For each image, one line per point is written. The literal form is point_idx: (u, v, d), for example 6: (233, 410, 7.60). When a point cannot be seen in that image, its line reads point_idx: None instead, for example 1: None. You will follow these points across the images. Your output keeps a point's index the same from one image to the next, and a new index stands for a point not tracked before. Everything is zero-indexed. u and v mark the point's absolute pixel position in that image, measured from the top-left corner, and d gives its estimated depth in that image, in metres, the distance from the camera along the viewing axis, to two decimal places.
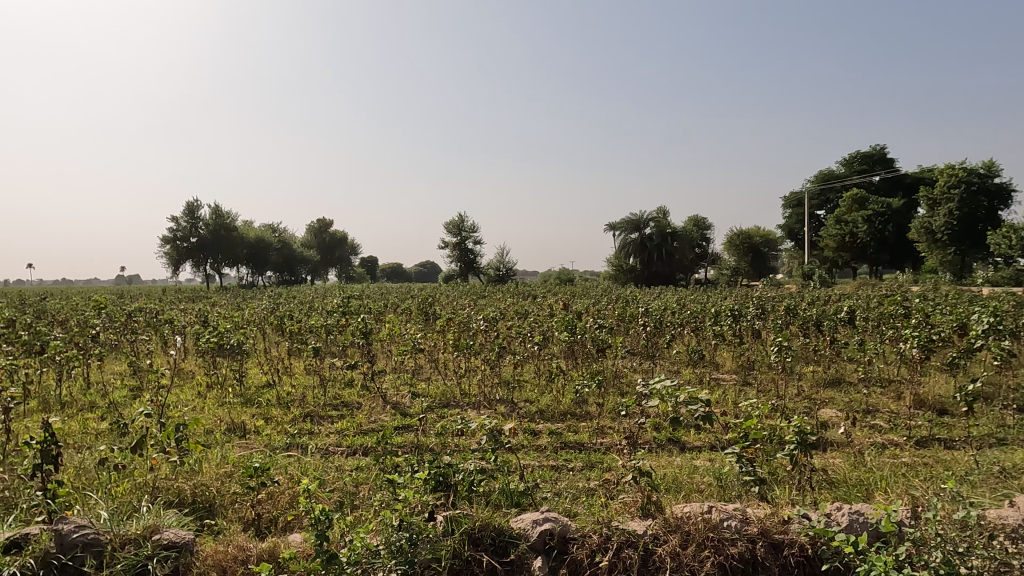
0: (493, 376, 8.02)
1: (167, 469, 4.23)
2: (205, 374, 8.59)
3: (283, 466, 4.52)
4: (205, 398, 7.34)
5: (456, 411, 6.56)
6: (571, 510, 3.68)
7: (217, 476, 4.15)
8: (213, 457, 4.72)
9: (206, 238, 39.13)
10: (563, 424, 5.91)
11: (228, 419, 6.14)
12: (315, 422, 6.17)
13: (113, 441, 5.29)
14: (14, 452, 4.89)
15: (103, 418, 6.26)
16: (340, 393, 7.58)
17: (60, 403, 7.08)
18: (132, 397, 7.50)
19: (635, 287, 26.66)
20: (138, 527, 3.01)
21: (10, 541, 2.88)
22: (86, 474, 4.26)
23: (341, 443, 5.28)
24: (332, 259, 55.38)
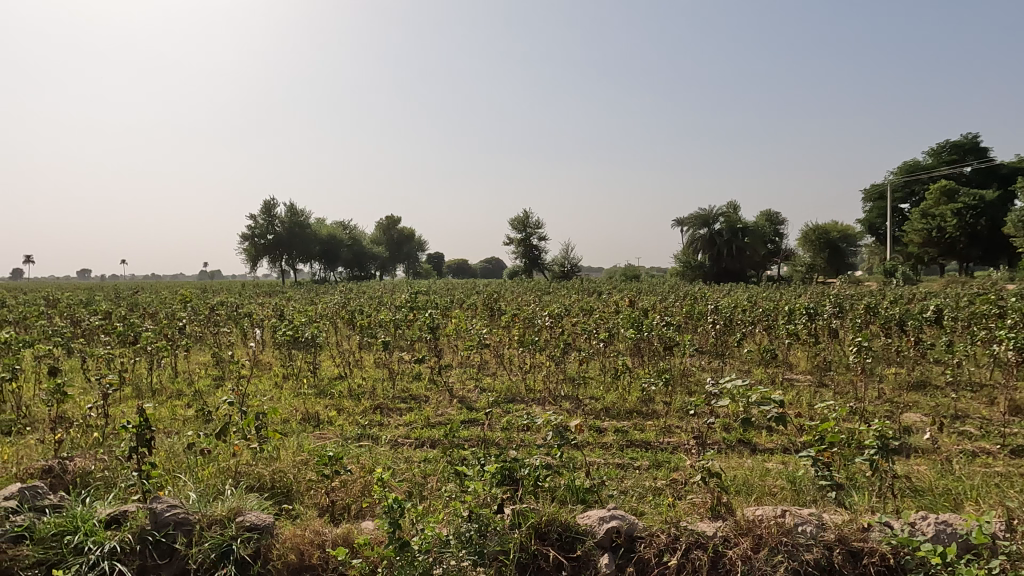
0: (558, 372, 8.03)
1: (248, 455, 4.48)
2: (282, 365, 8.99)
3: (356, 455, 4.68)
4: (281, 388, 7.70)
5: (522, 407, 6.60)
6: (638, 508, 3.65)
7: (294, 463, 4.34)
8: (291, 445, 4.95)
9: (282, 234, 40.79)
10: (630, 422, 5.86)
11: (303, 409, 6.41)
12: (384, 414, 6.37)
13: (198, 427, 5.63)
14: (113, 435, 5.28)
15: (189, 405, 6.66)
16: (408, 386, 7.76)
17: (152, 390, 7.56)
18: (216, 385, 7.94)
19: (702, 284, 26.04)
20: (224, 508, 3.18)
21: (111, 517, 3.10)
22: (175, 457, 4.55)
23: (410, 435, 5.41)
24: (400, 256, 56.63)
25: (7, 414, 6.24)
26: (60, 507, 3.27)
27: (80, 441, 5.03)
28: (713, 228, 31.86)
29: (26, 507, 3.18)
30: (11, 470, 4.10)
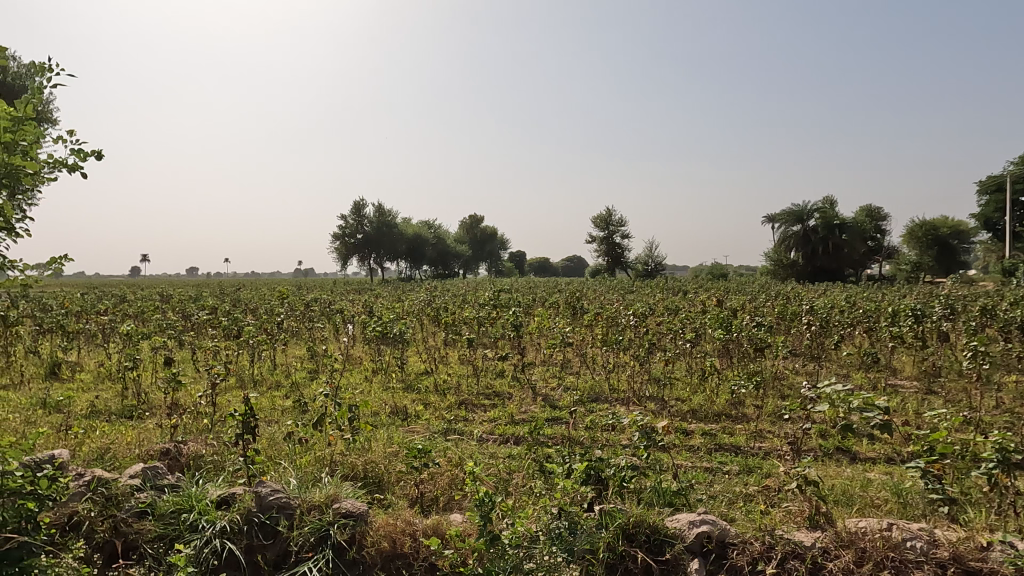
0: (643, 372, 7.90)
1: (342, 445, 4.69)
2: (371, 360, 9.34)
3: (443, 449, 4.80)
4: (372, 382, 8.00)
5: (606, 406, 6.55)
6: (728, 514, 3.54)
7: (385, 454, 4.50)
8: (381, 437, 5.13)
9: (370, 234, 42.28)
10: (718, 425, 5.70)
11: (392, 403, 6.63)
12: (469, 410, 6.48)
13: (296, 417, 5.94)
14: (220, 422, 5.66)
15: (288, 395, 7.04)
16: (492, 383, 7.87)
17: (253, 381, 8.04)
18: (311, 378, 8.34)
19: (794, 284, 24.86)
20: (322, 495, 3.34)
21: (221, 498, 3.32)
22: (276, 444, 4.83)
23: (494, 431, 5.48)
24: (483, 254, 57.43)
25: (129, 400, 6.81)
26: (178, 486, 3.54)
27: (192, 427, 5.43)
28: (807, 225, 30.38)
29: (148, 485, 3.46)
30: (134, 451, 4.48)
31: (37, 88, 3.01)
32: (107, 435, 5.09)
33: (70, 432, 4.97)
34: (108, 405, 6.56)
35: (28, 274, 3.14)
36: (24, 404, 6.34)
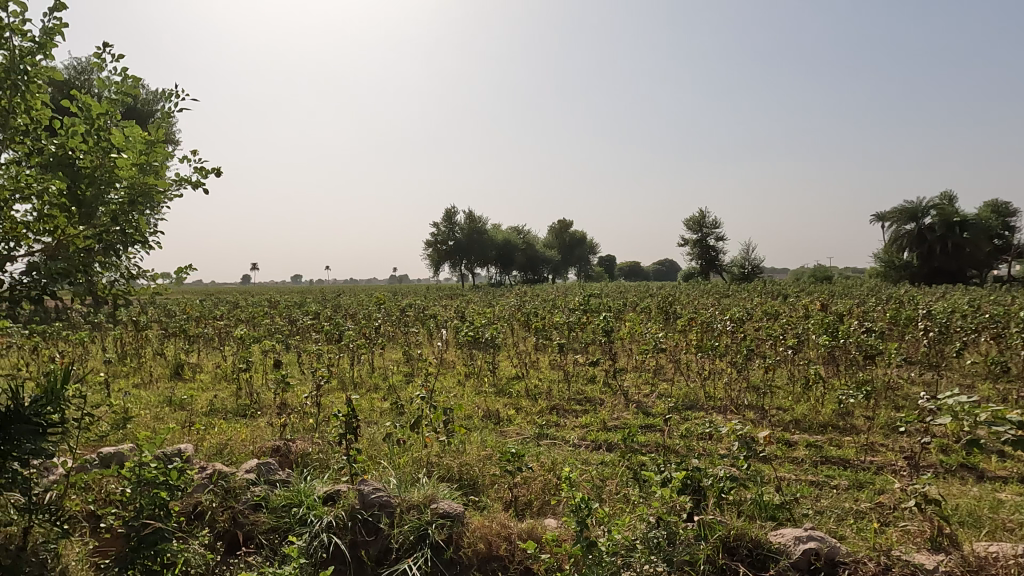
0: (740, 379, 7.61)
1: (438, 448, 4.82)
2: (464, 364, 9.53)
3: (536, 453, 4.82)
4: (464, 386, 8.17)
5: (702, 414, 6.36)
6: (837, 531, 3.35)
7: (479, 457, 4.58)
8: (475, 440, 5.23)
9: (462, 240, 43.21)
10: (824, 436, 5.40)
11: (485, 407, 6.74)
12: (560, 415, 6.48)
13: (394, 418, 6.16)
14: (324, 422, 5.96)
15: (386, 397, 7.32)
16: (584, 389, 7.83)
17: (354, 383, 8.41)
18: (407, 381, 8.62)
19: (907, 287, 23.16)
20: (420, 495, 3.45)
21: (327, 494, 3.50)
22: (377, 444, 5.03)
23: (587, 437, 5.45)
24: (572, 259, 57.22)
25: (243, 399, 7.30)
26: (288, 482, 3.76)
27: (299, 425, 5.75)
28: (922, 223, 28.24)
29: (262, 479, 3.71)
30: (249, 447, 4.80)
31: (166, 113, 3.32)
32: (225, 432, 5.48)
33: (193, 428, 5.40)
34: (224, 403, 7.06)
35: (157, 283, 3.46)
36: (154, 402, 6.95)
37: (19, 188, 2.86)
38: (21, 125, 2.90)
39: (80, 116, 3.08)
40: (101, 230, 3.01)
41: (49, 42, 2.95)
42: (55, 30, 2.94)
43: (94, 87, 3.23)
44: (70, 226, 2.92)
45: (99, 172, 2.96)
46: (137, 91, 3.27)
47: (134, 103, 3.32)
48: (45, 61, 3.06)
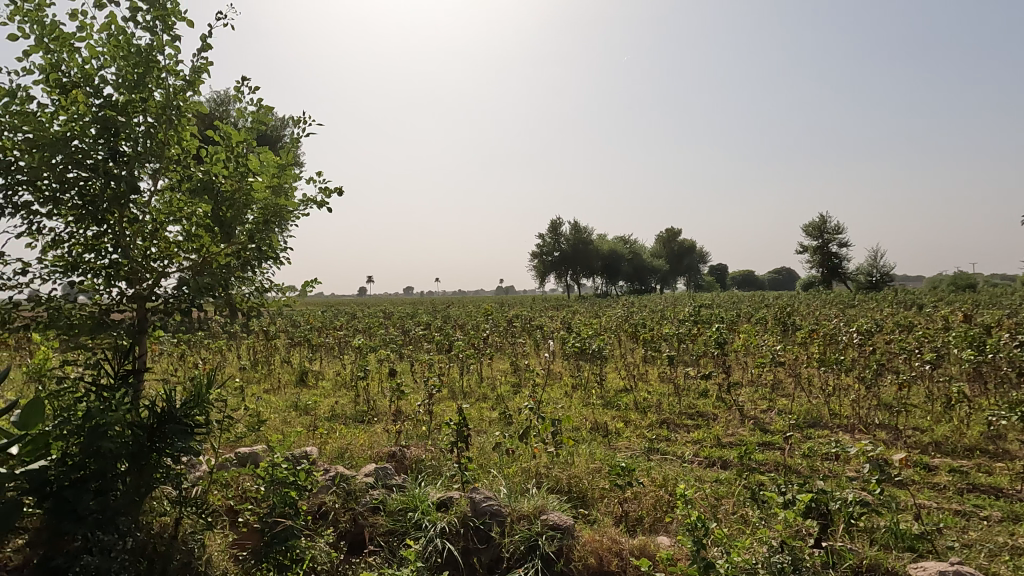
0: (870, 397, 7.06)
1: (546, 459, 4.84)
2: (571, 375, 9.51)
3: (647, 468, 4.72)
4: (572, 397, 8.14)
5: (826, 433, 5.96)
6: (989, 568, 3.01)
7: (588, 470, 4.54)
8: (584, 452, 5.19)
9: (567, 251, 43.28)
10: (971, 461, 4.89)
11: (593, 419, 6.68)
12: (671, 429, 6.30)
13: (503, 428, 6.25)
14: (437, 430, 6.15)
15: (494, 407, 7.44)
16: (695, 403, 7.56)
17: (463, 392, 8.62)
18: (515, 391, 8.72)
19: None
20: (530, 506, 3.48)
21: (440, 500, 3.60)
22: (487, 453, 5.12)
23: (700, 454, 5.27)
24: (681, 269, 55.62)
25: (360, 406, 7.68)
26: (404, 487, 3.90)
27: (413, 432, 5.97)
28: None
29: (380, 483, 3.88)
30: (368, 452, 5.04)
31: (294, 138, 3.57)
32: (345, 436, 5.79)
33: (318, 432, 5.74)
34: (344, 409, 7.46)
35: (287, 295, 3.69)
36: (282, 406, 7.46)
37: (172, 212, 3.22)
38: (174, 155, 3.23)
39: (223, 145, 3.39)
40: (240, 247, 3.29)
41: (198, 80, 3.27)
42: (203, 68, 3.25)
43: (233, 117, 3.54)
44: (213, 245, 3.22)
45: (237, 194, 3.26)
46: (269, 119, 3.54)
47: (267, 131, 3.60)
48: (194, 96, 3.40)
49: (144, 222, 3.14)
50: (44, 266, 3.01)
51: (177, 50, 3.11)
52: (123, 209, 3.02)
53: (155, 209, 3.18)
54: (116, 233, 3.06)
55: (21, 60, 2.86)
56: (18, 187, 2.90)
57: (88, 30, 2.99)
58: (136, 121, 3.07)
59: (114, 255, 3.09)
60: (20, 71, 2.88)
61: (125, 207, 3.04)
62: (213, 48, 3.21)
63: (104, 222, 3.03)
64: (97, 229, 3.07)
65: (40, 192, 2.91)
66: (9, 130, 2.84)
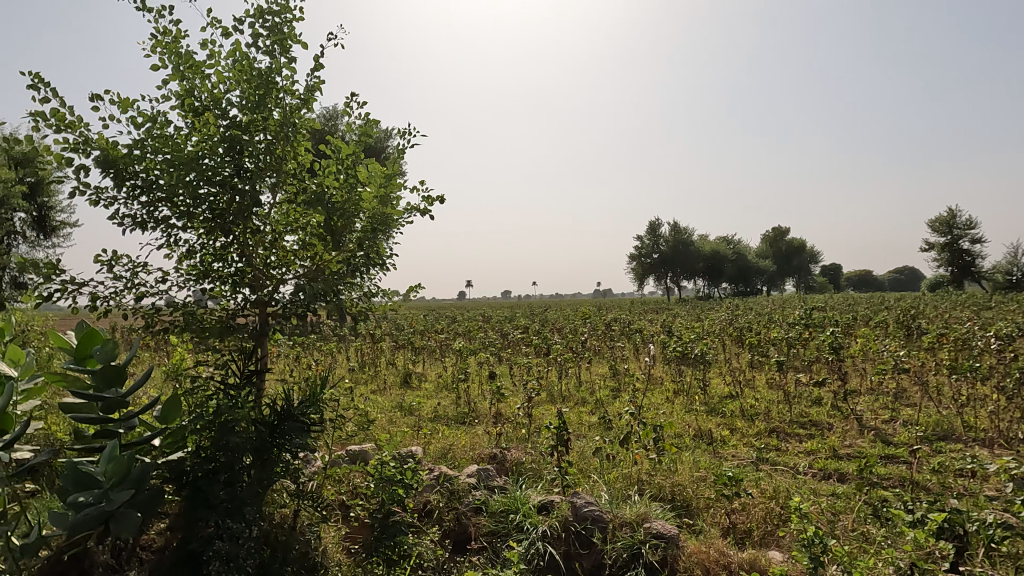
0: (1011, 408, 6.40)
1: (648, 465, 4.75)
2: (673, 380, 9.26)
3: (755, 478, 4.51)
4: (674, 403, 7.93)
5: (959, 447, 5.46)
6: None
7: (693, 479, 4.41)
8: (687, 460, 5.04)
9: (667, 253, 42.26)
10: None
11: (696, 426, 6.48)
12: (781, 439, 5.98)
13: (602, 433, 6.19)
14: (536, 433, 6.18)
15: (594, 412, 7.38)
16: (807, 411, 7.15)
17: (562, 396, 8.61)
18: (614, 395, 8.61)
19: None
20: (633, 513, 3.42)
21: (541, 503, 3.61)
22: (587, 457, 5.10)
23: (813, 465, 4.97)
24: (790, 270, 52.83)
25: (462, 408, 7.85)
26: (505, 488, 3.95)
27: (513, 435, 6.03)
28: None
29: (482, 484, 3.95)
30: (470, 453, 5.14)
31: (398, 149, 3.70)
32: (448, 437, 5.93)
33: (422, 433, 5.92)
34: (446, 411, 7.66)
35: (392, 299, 3.82)
36: (388, 407, 7.77)
37: (289, 222, 3.38)
38: (291, 169, 3.44)
39: (334, 158, 3.57)
40: (349, 255, 3.45)
41: (311, 98, 3.48)
42: (316, 86, 3.45)
43: (342, 131, 3.73)
44: (326, 252, 3.37)
45: (348, 205, 3.44)
46: (375, 132, 3.70)
47: (373, 143, 3.76)
48: (308, 113, 3.61)
49: (264, 233, 3.34)
50: (180, 275, 3.30)
51: (293, 71, 3.32)
52: (246, 221, 3.26)
53: (274, 220, 3.37)
54: (240, 243, 3.30)
55: (161, 88, 3.17)
56: (158, 204, 3.20)
57: (216, 57, 3.25)
58: (258, 139, 3.31)
59: (238, 264, 3.34)
60: (160, 99, 3.19)
61: (248, 219, 3.27)
62: (325, 67, 3.39)
63: (231, 233, 3.28)
64: (224, 240, 3.33)
65: (177, 208, 3.20)
66: (151, 152, 3.15)
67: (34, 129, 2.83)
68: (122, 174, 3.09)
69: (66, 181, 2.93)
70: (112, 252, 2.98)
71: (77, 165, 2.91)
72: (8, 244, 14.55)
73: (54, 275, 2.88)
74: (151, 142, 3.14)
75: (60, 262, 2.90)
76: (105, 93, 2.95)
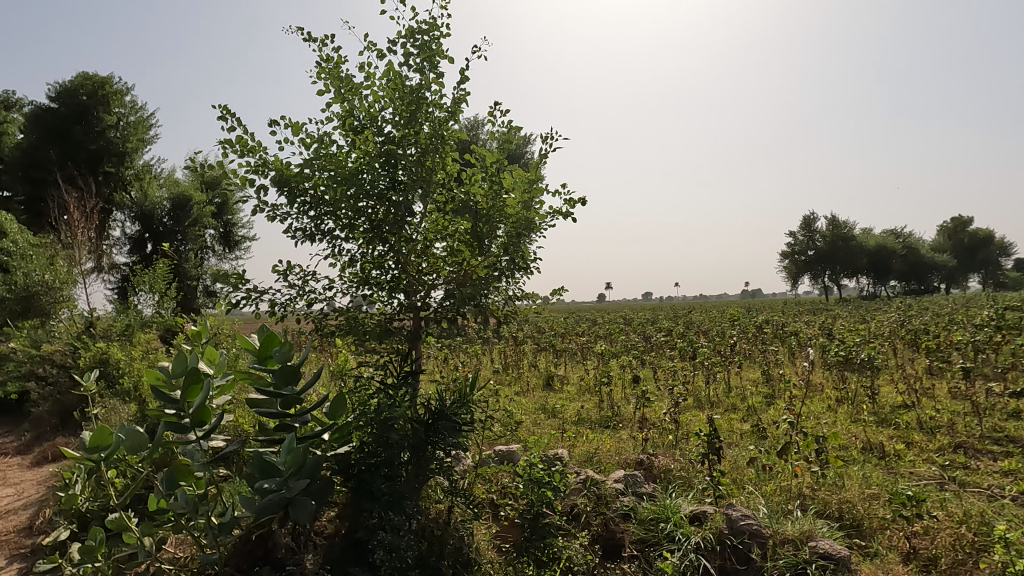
0: None
1: (810, 479, 4.41)
2: (835, 387, 8.52)
3: (939, 500, 4.03)
4: (837, 412, 7.30)
5: None
6: None
7: (864, 496, 4.02)
8: (855, 475, 4.61)
9: (824, 250, 39.11)
10: None
11: (865, 437, 5.91)
12: (970, 456, 5.28)
13: (756, 442, 5.84)
14: (684, 440, 5.97)
15: (746, 419, 6.98)
16: (1002, 425, 6.26)
17: (710, 402, 8.25)
18: (768, 402, 8.10)
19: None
20: (796, 529, 3.19)
21: (694, 514, 3.48)
22: (741, 468, 4.83)
23: (1013, 487, 4.34)
24: (975, 264, 46.71)
25: (606, 412, 7.76)
26: (654, 496, 3.85)
27: (659, 441, 5.85)
28: None
29: (630, 490, 3.88)
30: (616, 459, 5.07)
31: (540, 153, 3.73)
32: (592, 441, 5.89)
33: (567, 436, 5.94)
34: (590, 414, 7.62)
35: (536, 302, 3.85)
36: (532, 409, 7.89)
37: (438, 230, 3.52)
38: (440, 179, 3.58)
39: (478, 166, 3.67)
40: (495, 260, 3.54)
41: (457, 109, 3.61)
42: (462, 98, 3.57)
43: (485, 139, 3.82)
44: (471, 258, 3.48)
45: (493, 211, 3.51)
46: (517, 137, 3.75)
47: (515, 149, 3.82)
48: (455, 124, 3.75)
49: (415, 241, 3.51)
50: (344, 282, 3.57)
51: (441, 85, 3.47)
52: (400, 230, 3.45)
53: (424, 228, 3.52)
54: (395, 251, 3.50)
55: (325, 110, 3.45)
56: (324, 217, 3.48)
57: (372, 78, 3.48)
58: (409, 151, 3.49)
59: (394, 271, 3.54)
60: (325, 120, 3.47)
61: (402, 228, 3.47)
62: (470, 78, 3.50)
63: (387, 243, 3.49)
64: (382, 249, 3.54)
65: (340, 220, 3.46)
66: (318, 170, 3.44)
67: (223, 156, 3.20)
68: (294, 192, 3.41)
69: (249, 199, 3.28)
70: (286, 262, 3.28)
71: (258, 185, 3.24)
72: (203, 258, 16.61)
73: (240, 284, 3.23)
74: (318, 160, 3.43)
75: (245, 273, 3.25)
76: (280, 118, 3.27)
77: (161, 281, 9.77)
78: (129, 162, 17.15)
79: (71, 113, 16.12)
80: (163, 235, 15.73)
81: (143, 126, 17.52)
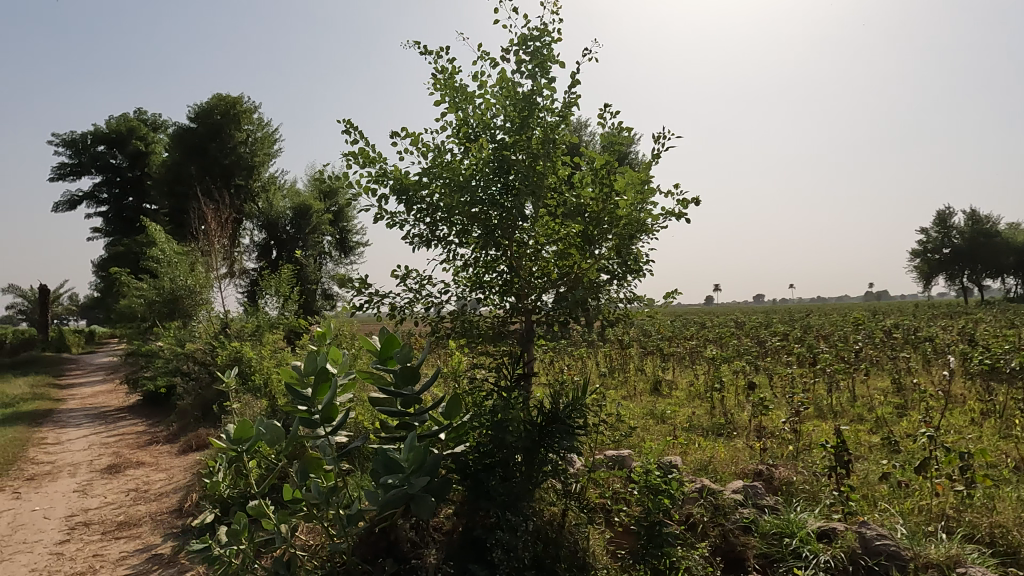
0: None
1: (953, 498, 4.03)
2: (979, 399, 7.75)
3: None
4: (982, 426, 6.64)
5: None
6: None
7: (1019, 520, 3.63)
8: (1007, 496, 4.16)
9: (962, 248, 35.67)
10: None
11: (1017, 455, 5.32)
12: None
13: (887, 456, 5.42)
14: (805, 451, 5.64)
15: (876, 431, 6.48)
16: None
17: (833, 412, 7.74)
18: (899, 413, 7.48)
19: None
20: (940, 552, 2.95)
21: (821, 530, 3.28)
22: (872, 483, 4.50)
23: None
24: None
25: (718, 418, 7.48)
26: (776, 508, 3.66)
27: (779, 451, 5.57)
28: None
29: (749, 501, 3.72)
30: (733, 468, 4.87)
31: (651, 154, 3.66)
32: (705, 449, 5.70)
33: (678, 443, 5.79)
34: (701, 421, 7.38)
35: (648, 305, 3.77)
36: (640, 413, 7.76)
37: (549, 234, 3.53)
38: (551, 184, 3.59)
39: (588, 169, 3.65)
40: (604, 262, 3.50)
41: (568, 112, 3.62)
42: (573, 101, 3.58)
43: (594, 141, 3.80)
44: (582, 260, 3.46)
45: (604, 214, 3.47)
46: (627, 138, 3.70)
47: (625, 150, 3.77)
48: (565, 128, 3.76)
49: (526, 245, 3.55)
50: (457, 285, 3.68)
51: (552, 90, 3.49)
52: (512, 235, 3.50)
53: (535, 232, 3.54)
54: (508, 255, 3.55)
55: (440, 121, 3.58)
56: (439, 223, 3.60)
57: (484, 86, 3.57)
58: (520, 155, 3.55)
59: (506, 274, 3.61)
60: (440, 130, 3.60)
61: (513, 232, 3.54)
62: (581, 82, 3.50)
63: (499, 247, 3.56)
64: (494, 253, 3.62)
65: (454, 226, 3.57)
66: (434, 178, 3.58)
67: (348, 168, 3.41)
68: (412, 199, 3.56)
69: (370, 208, 3.46)
70: (405, 268, 3.43)
71: (378, 195, 3.42)
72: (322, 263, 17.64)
73: (363, 288, 3.41)
74: (434, 169, 3.56)
75: (367, 278, 3.43)
76: (400, 131, 3.43)
77: (286, 285, 10.49)
78: (257, 174, 18.60)
79: (208, 132, 17.66)
80: (287, 242, 16.85)
81: (269, 141, 19.04)
